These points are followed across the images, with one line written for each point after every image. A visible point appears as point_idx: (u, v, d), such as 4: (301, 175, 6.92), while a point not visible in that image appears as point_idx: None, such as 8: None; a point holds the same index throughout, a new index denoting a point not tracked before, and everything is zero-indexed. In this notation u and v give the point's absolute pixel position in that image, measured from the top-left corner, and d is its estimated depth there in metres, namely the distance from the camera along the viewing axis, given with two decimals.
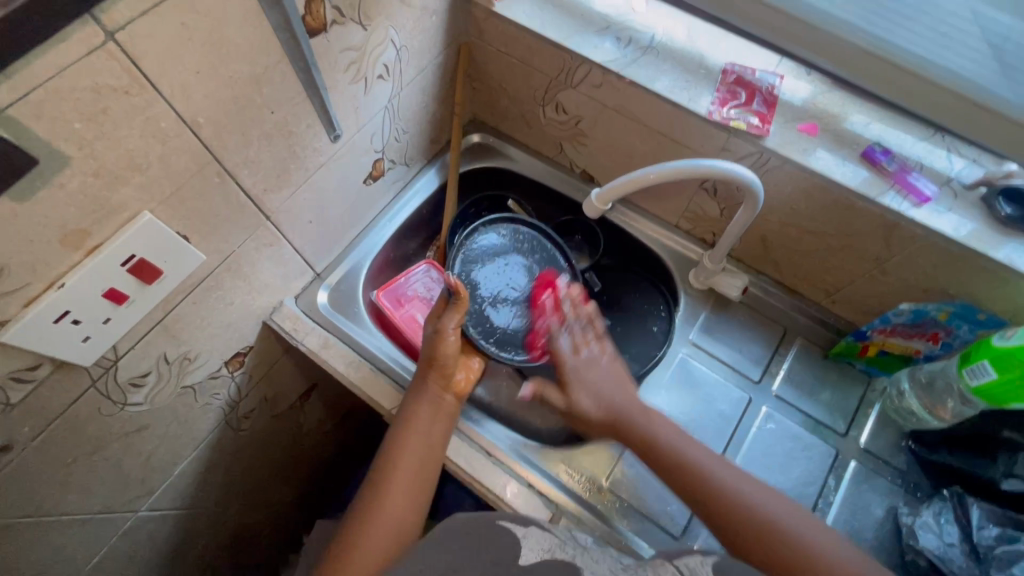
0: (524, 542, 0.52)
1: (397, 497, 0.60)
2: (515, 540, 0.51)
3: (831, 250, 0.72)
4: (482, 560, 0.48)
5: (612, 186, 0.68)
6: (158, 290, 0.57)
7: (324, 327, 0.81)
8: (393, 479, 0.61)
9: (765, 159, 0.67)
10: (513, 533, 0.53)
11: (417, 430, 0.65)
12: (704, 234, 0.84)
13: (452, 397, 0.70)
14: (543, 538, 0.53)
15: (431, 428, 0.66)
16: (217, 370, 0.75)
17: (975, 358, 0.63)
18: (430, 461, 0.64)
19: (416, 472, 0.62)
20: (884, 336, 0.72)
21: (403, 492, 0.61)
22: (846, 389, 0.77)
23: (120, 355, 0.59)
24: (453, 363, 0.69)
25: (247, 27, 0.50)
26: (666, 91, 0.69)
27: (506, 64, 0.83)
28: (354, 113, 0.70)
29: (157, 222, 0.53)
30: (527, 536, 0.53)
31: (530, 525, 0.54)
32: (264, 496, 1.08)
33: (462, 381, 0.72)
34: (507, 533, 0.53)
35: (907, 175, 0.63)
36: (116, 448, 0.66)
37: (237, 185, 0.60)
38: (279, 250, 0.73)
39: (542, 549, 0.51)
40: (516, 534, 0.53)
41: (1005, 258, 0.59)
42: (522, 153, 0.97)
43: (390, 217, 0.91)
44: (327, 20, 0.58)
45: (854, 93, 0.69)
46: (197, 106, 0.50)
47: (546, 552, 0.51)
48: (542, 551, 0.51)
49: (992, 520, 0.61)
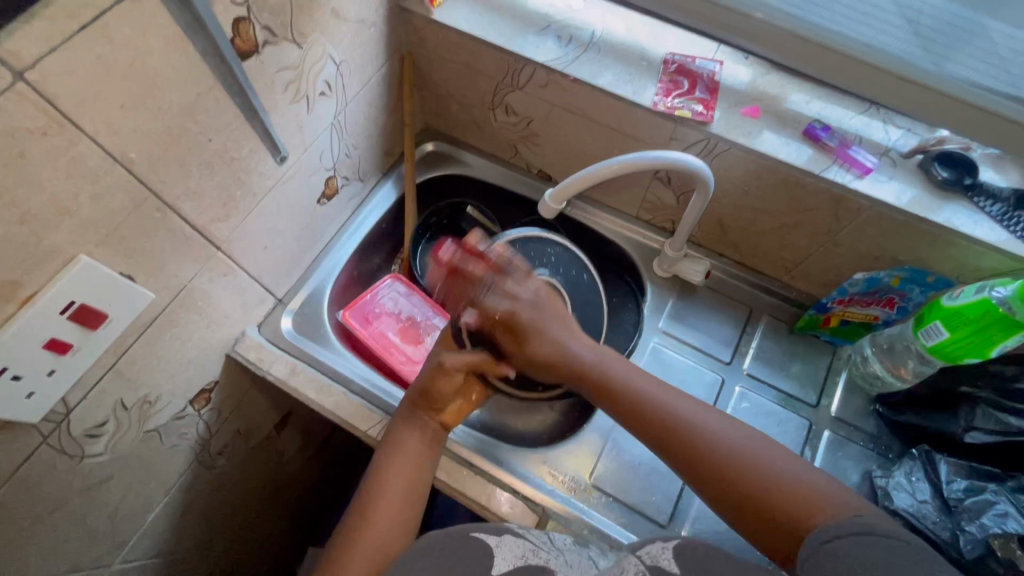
0: (497, 552, 0.50)
1: (379, 522, 0.58)
2: (488, 550, 0.50)
3: (784, 227, 0.73)
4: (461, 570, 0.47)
5: (564, 185, 0.68)
6: (104, 336, 0.54)
7: (291, 353, 0.79)
8: (379, 500, 0.60)
9: (712, 145, 0.68)
10: (486, 543, 0.51)
11: (403, 453, 0.64)
12: (664, 223, 0.85)
13: (438, 424, 0.67)
14: (517, 545, 0.52)
15: (421, 454, 0.64)
16: (181, 411, 0.72)
17: (928, 319, 0.64)
18: (418, 484, 0.62)
19: (402, 494, 0.61)
20: (843, 306, 0.74)
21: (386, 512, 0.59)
22: (814, 360, 0.79)
23: (72, 406, 0.56)
24: (444, 396, 0.66)
25: (173, 55, 0.49)
26: (609, 85, 0.69)
27: (452, 71, 0.83)
28: (299, 132, 0.69)
29: (97, 264, 0.50)
30: (500, 545, 0.51)
31: (503, 534, 0.53)
32: (248, 532, 1.05)
33: (456, 410, 0.67)
34: (480, 543, 0.51)
35: (847, 149, 0.64)
36: (79, 503, 0.63)
37: (181, 219, 0.58)
38: (235, 279, 0.71)
39: (516, 557, 0.50)
40: (490, 544, 0.51)
41: (946, 221, 0.61)
42: (478, 157, 0.96)
43: (349, 234, 0.89)
44: (258, 41, 0.56)
45: (791, 74, 0.71)
46: (127, 142, 0.48)
47: (519, 559, 0.50)
48: (515, 559, 0.50)
49: (960, 474, 0.64)
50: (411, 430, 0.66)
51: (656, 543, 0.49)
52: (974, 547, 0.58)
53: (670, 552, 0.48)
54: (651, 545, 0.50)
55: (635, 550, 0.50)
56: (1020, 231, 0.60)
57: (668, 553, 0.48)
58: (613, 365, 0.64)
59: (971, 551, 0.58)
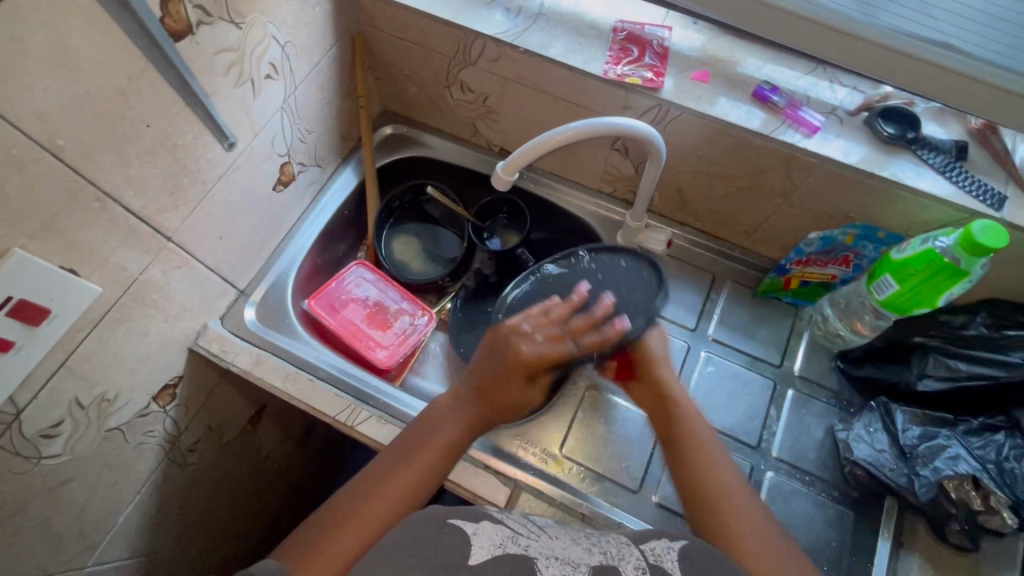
0: (475, 541, 0.44)
1: (386, 495, 0.58)
2: (464, 540, 0.44)
3: (740, 191, 0.74)
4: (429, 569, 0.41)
5: (517, 155, 0.67)
6: (49, 333, 0.53)
7: (255, 344, 0.78)
8: (404, 468, 0.60)
9: (665, 111, 0.68)
10: (462, 531, 0.45)
11: (441, 430, 0.63)
12: (626, 194, 0.86)
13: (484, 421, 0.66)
14: (495, 531, 0.45)
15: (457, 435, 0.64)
16: (145, 408, 0.71)
17: (879, 274, 0.66)
18: (446, 461, 0.62)
19: (421, 473, 0.60)
20: (802, 266, 0.75)
21: (400, 485, 0.59)
22: (777, 322, 0.81)
23: (22, 407, 0.54)
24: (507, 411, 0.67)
25: (96, 36, 0.47)
26: (560, 56, 0.69)
27: (404, 50, 0.81)
28: (246, 117, 0.67)
29: (33, 257, 0.49)
30: (477, 533, 0.45)
31: (481, 521, 0.46)
32: (231, 528, 1.04)
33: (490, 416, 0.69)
34: (457, 530, 0.45)
35: (796, 110, 0.65)
36: (41, 506, 0.62)
37: (124, 209, 0.56)
38: (191, 270, 0.69)
39: (493, 545, 0.44)
40: (466, 531, 0.44)
41: (892, 175, 0.62)
42: (438, 138, 0.95)
43: (311, 221, 0.88)
44: (191, 21, 0.55)
45: (738, 38, 0.71)
46: (52, 128, 0.47)
47: (497, 549, 0.43)
48: (492, 547, 0.44)
49: (915, 421, 0.66)
50: (460, 419, 0.64)
51: (660, 540, 0.47)
52: (928, 490, 0.61)
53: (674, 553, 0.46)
54: (654, 540, 0.48)
55: (636, 542, 0.48)
56: (963, 182, 0.61)
57: (673, 554, 0.46)
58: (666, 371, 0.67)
59: (926, 494, 0.61)
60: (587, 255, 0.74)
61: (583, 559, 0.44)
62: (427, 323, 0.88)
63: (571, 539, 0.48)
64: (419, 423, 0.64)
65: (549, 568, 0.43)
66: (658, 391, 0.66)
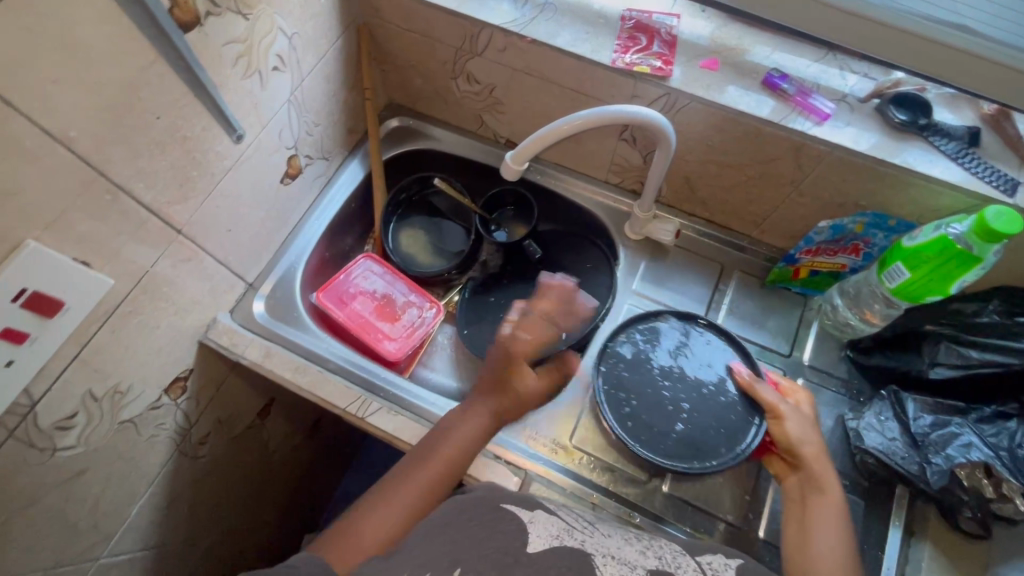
0: (532, 528, 0.48)
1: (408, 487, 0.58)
2: (522, 526, 0.48)
3: (749, 180, 0.74)
4: (486, 549, 0.45)
5: (525, 145, 0.66)
6: (63, 325, 0.53)
7: (265, 336, 0.79)
8: (427, 461, 0.60)
9: (674, 99, 0.67)
10: (519, 519, 0.49)
11: (463, 425, 0.63)
12: (633, 185, 0.85)
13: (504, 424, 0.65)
14: (552, 525, 0.49)
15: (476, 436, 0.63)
16: (157, 401, 0.71)
17: (890, 262, 0.65)
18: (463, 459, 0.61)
19: (442, 469, 0.60)
20: (811, 256, 0.75)
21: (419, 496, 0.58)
22: (786, 313, 0.80)
23: (37, 398, 0.55)
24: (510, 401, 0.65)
25: (106, 27, 0.47)
26: (568, 45, 0.68)
27: (409, 41, 0.81)
28: (254, 109, 0.67)
29: (47, 249, 0.49)
30: (534, 522, 0.49)
31: (536, 510, 0.51)
32: (241, 521, 1.05)
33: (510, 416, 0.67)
34: (513, 519, 0.49)
35: (806, 97, 0.65)
36: (56, 498, 0.62)
37: (134, 201, 0.56)
38: (200, 263, 0.70)
39: (551, 536, 0.47)
40: (523, 519, 0.49)
41: (904, 162, 0.61)
42: (444, 131, 0.95)
43: (318, 214, 0.88)
44: (200, 12, 0.55)
45: (748, 25, 0.71)
46: (64, 119, 0.47)
47: (555, 539, 0.47)
48: (550, 537, 0.47)
49: (927, 410, 0.66)
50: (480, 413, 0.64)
51: (718, 555, 0.51)
52: (940, 478, 0.60)
53: (732, 569, 0.50)
54: (709, 554, 0.52)
55: (693, 553, 0.52)
56: (975, 168, 0.61)
57: (730, 570, 0.50)
58: (823, 463, 0.62)
59: (938, 482, 0.61)
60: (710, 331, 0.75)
61: (638, 559, 0.48)
62: (434, 315, 0.88)
63: (624, 539, 0.52)
64: (445, 426, 0.63)
65: (607, 566, 0.46)
66: (807, 479, 0.61)
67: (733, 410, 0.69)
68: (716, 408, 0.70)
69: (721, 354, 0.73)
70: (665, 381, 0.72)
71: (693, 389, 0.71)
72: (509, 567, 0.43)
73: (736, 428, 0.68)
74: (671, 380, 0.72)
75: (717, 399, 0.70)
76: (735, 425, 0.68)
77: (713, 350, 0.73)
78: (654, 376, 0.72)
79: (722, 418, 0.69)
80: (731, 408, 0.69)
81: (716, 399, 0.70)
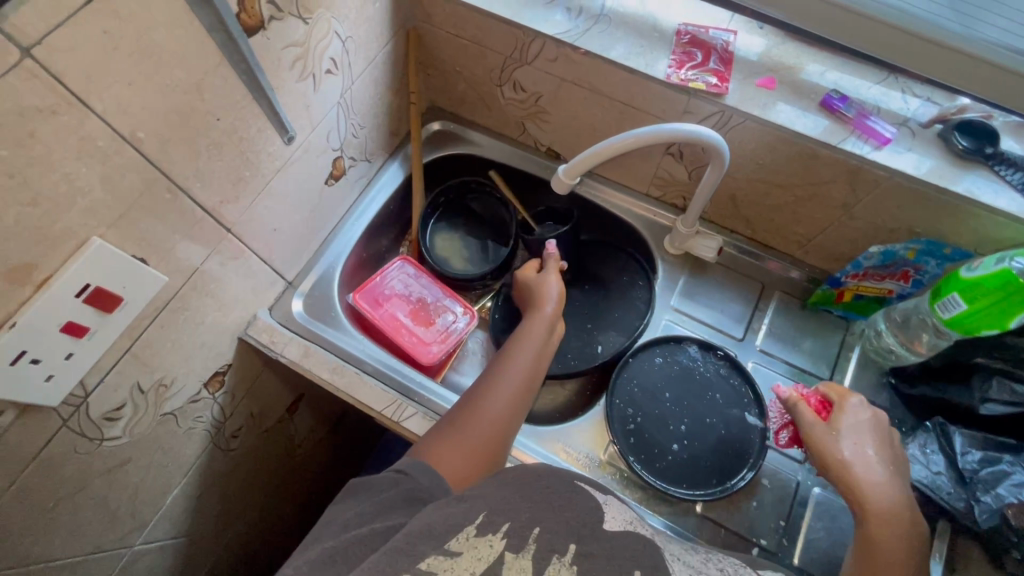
0: (606, 508, 0.48)
1: (508, 384, 0.67)
2: (597, 504, 0.48)
3: (797, 201, 0.73)
4: (568, 519, 0.44)
5: (578, 159, 0.66)
6: (119, 320, 0.54)
7: (303, 335, 0.79)
8: (515, 359, 0.69)
9: (727, 117, 0.66)
10: (594, 496, 0.49)
11: (534, 330, 0.73)
12: (675, 199, 0.85)
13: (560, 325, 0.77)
14: (624, 511, 0.49)
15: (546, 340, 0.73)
16: (196, 394, 0.72)
17: (946, 292, 0.64)
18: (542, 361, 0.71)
19: (529, 369, 0.69)
20: (857, 280, 0.74)
21: (497, 410, 0.64)
22: (825, 337, 0.80)
23: (90, 389, 0.56)
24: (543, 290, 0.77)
25: (177, 30, 0.48)
26: (621, 58, 0.68)
27: (458, 47, 0.81)
28: (306, 111, 0.68)
29: (109, 246, 0.50)
30: (608, 503, 0.49)
31: (609, 495, 0.51)
32: (265, 512, 1.06)
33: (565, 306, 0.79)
34: None
35: (865, 119, 0.63)
36: (100, 485, 0.63)
37: (191, 200, 0.57)
38: (245, 262, 0.70)
39: (625, 522, 0.47)
40: (598, 498, 0.49)
41: (967, 190, 0.60)
42: (485, 136, 0.95)
43: (358, 216, 0.89)
44: (264, 16, 0.55)
45: (805, 44, 0.70)
46: (135, 120, 0.48)
47: (629, 523, 0.47)
48: (624, 521, 0.47)
49: (975, 445, 0.63)
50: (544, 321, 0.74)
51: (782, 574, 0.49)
52: (990, 518, 0.59)
53: None
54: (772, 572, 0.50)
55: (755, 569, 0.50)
56: None
57: None
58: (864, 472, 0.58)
59: (988, 521, 0.59)
60: (727, 364, 0.76)
61: (704, 568, 0.46)
62: (468, 321, 0.88)
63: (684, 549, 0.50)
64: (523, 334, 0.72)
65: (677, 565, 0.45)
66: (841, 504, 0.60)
67: (728, 442, 0.72)
68: (714, 440, 0.72)
69: (734, 386, 0.75)
70: (674, 405, 0.74)
71: (697, 418, 0.73)
72: (585, 537, 0.43)
73: (733, 462, 0.70)
74: (680, 402, 0.74)
75: (717, 430, 0.72)
76: (727, 455, 0.71)
77: (724, 384, 0.75)
78: (663, 397, 0.75)
79: (716, 447, 0.71)
80: (726, 442, 0.71)
81: (712, 429, 0.72)
